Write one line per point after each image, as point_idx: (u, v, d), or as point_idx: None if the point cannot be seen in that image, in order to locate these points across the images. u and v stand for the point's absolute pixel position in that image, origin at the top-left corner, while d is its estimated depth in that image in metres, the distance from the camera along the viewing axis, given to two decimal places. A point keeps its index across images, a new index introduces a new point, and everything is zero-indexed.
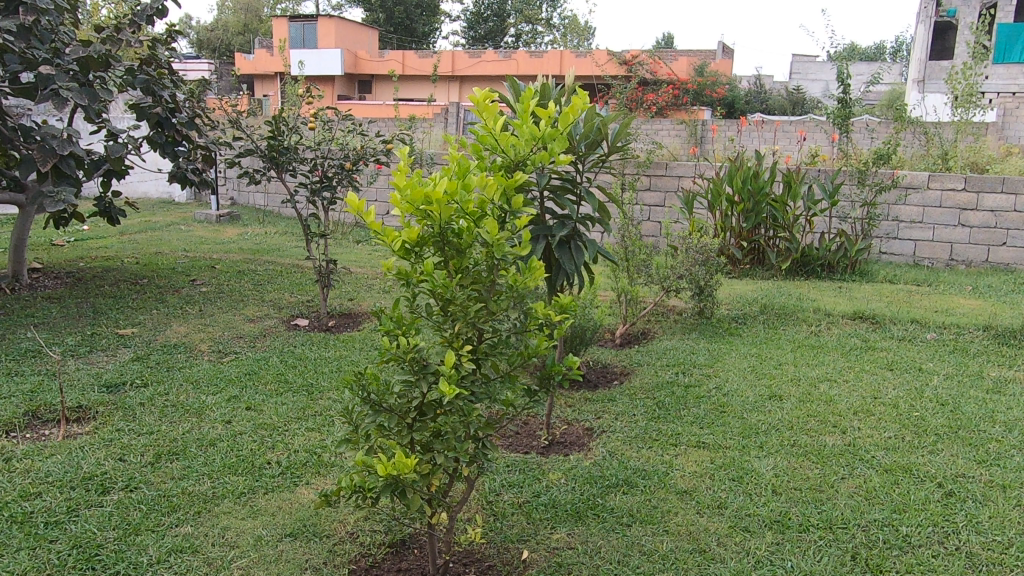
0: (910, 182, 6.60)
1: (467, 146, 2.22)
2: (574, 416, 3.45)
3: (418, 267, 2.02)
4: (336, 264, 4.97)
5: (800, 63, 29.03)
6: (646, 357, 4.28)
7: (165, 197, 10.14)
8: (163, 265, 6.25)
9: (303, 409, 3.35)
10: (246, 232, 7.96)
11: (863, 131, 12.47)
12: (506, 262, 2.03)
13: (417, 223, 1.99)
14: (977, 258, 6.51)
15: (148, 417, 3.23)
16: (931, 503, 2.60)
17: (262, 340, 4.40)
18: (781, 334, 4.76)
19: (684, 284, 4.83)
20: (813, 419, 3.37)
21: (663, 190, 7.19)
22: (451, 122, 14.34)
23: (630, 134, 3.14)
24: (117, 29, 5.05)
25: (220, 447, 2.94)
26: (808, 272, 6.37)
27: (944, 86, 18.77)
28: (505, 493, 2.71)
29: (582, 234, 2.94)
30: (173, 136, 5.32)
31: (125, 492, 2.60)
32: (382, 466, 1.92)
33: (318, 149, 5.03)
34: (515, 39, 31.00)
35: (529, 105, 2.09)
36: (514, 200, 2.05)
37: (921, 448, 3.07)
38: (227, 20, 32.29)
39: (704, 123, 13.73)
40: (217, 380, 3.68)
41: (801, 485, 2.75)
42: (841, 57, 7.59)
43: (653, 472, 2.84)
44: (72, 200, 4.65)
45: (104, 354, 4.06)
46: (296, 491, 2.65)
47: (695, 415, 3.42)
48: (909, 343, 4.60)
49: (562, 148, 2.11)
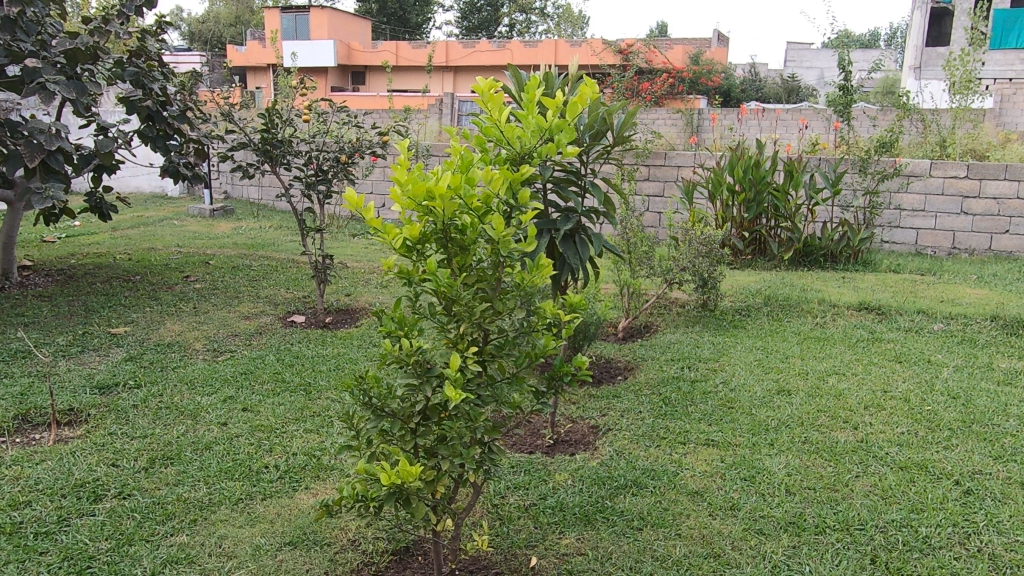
0: (912, 169, 6.51)
1: (469, 138, 2.12)
2: (578, 414, 3.37)
3: (420, 265, 1.94)
4: (332, 259, 4.87)
5: (795, 51, 28.99)
6: (651, 351, 4.21)
7: (158, 191, 10.04)
8: (156, 261, 6.15)
9: (301, 409, 3.26)
10: (240, 227, 7.86)
11: (863, 118, 12.45)
12: (512, 259, 1.94)
13: (419, 220, 1.91)
14: (980, 246, 6.45)
15: (142, 420, 3.14)
16: (949, 502, 2.53)
17: (258, 338, 4.31)
18: (786, 326, 4.68)
19: (688, 276, 4.74)
20: (823, 415, 3.29)
21: (662, 180, 7.10)
22: (445, 114, 14.29)
23: (636, 124, 3.08)
24: (105, 21, 4.91)
25: (216, 451, 2.86)
26: (811, 262, 6.30)
27: (940, 72, 18.75)
28: (510, 496, 2.63)
29: (587, 228, 2.87)
30: (164, 129, 5.18)
31: (119, 500, 2.51)
32: (385, 474, 1.84)
33: (313, 142, 4.90)
34: (509, 29, 30.87)
35: (536, 94, 1.99)
36: (520, 195, 1.95)
37: (935, 444, 3.00)
38: (219, 12, 32.07)
39: (701, 111, 13.70)
40: (212, 380, 3.59)
41: (815, 484, 2.67)
42: (842, 44, 7.50)
43: (662, 472, 2.76)
44: (61, 196, 4.51)
45: (96, 354, 3.97)
46: (295, 497, 2.56)
47: (703, 411, 3.35)
48: (916, 334, 4.53)
49: (570, 140, 1.99)
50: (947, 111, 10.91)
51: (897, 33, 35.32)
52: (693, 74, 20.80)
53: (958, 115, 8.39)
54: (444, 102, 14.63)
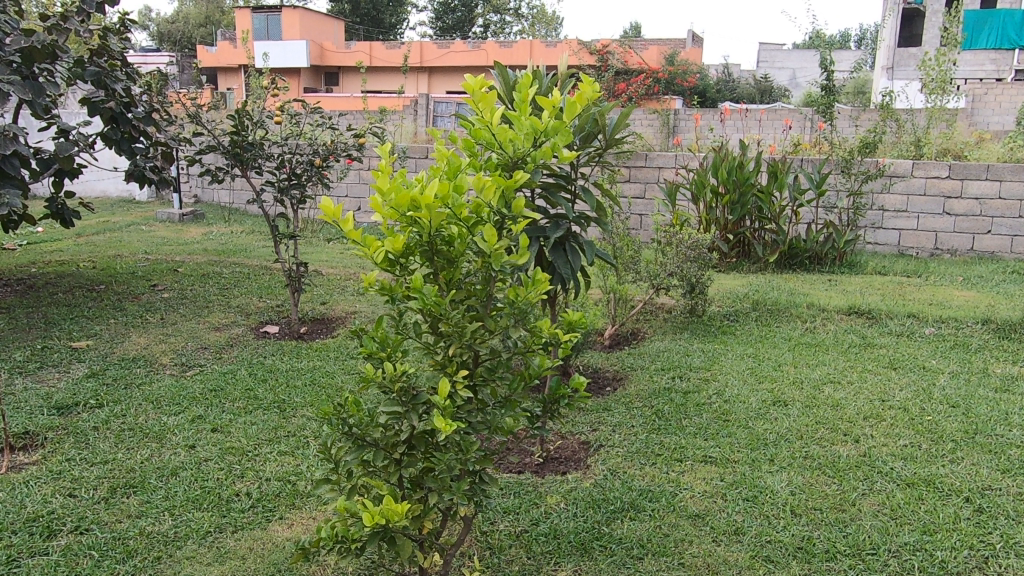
0: (894, 170, 6.44)
1: (456, 141, 1.96)
2: (568, 429, 3.21)
3: (404, 281, 1.78)
4: (306, 266, 4.67)
5: (768, 51, 29.10)
6: (639, 360, 4.07)
7: (125, 195, 9.76)
8: (122, 269, 5.90)
9: (275, 429, 3.07)
10: (210, 232, 7.62)
11: (844, 118, 12.43)
12: (504, 272, 1.78)
13: (402, 230, 1.74)
14: (962, 247, 6.39)
15: (103, 443, 2.93)
16: (962, 522, 2.41)
17: (229, 350, 4.10)
18: (776, 332, 4.56)
19: (675, 281, 4.59)
20: (822, 428, 3.16)
21: (643, 182, 6.98)
22: (420, 116, 14.13)
23: (628, 126, 2.96)
24: (64, 18, 4.64)
25: (183, 478, 2.66)
26: (796, 264, 6.18)
27: (912, 71, 18.89)
28: (500, 522, 2.46)
29: (577, 235, 2.78)
30: (129, 132, 4.95)
31: (75, 536, 2.31)
32: (368, 514, 1.66)
33: (285, 144, 4.70)
34: (483, 29, 30.65)
35: (529, 94, 1.83)
36: (514, 203, 1.78)
37: (941, 458, 2.87)
38: (188, 13, 31.53)
39: (680, 113, 13.67)
40: (179, 399, 3.38)
41: (820, 504, 2.53)
42: (823, 43, 7.39)
43: (660, 494, 2.61)
44: (17, 203, 4.26)
45: (55, 371, 3.74)
46: (268, 529, 2.37)
47: (698, 425, 3.20)
48: (908, 339, 4.42)
49: (567, 143, 1.83)
50: (924, 110, 10.92)
51: (870, 34, 35.81)
52: (668, 75, 20.73)
53: (934, 115, 8.38)
54: (419, 103, 14.43)
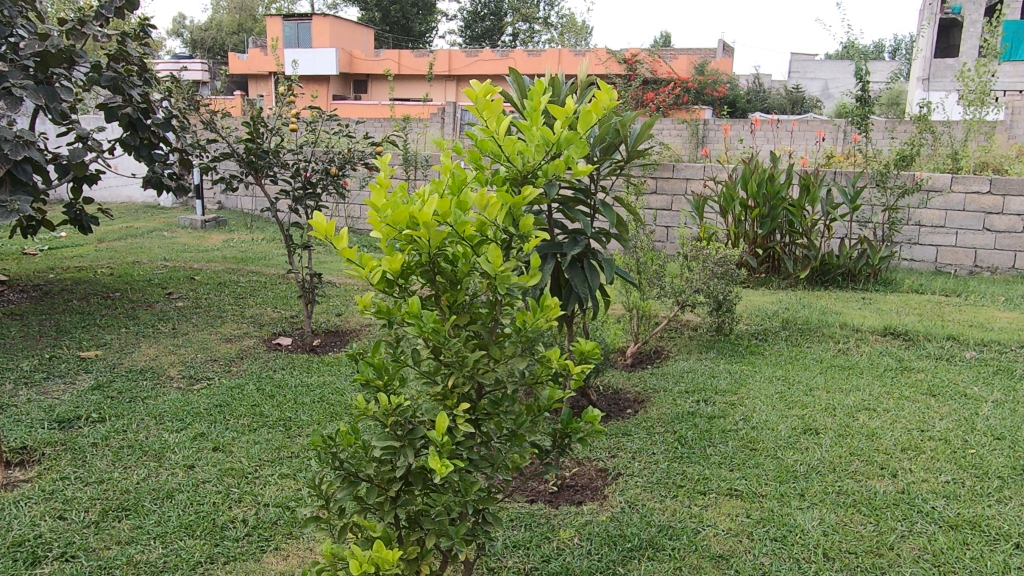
0: (932, 184, 6.19)
1: (463, 152, 1.81)
2: (585, 454, 3.05)
3: (403, 303, 1.63)
4: (321, 278, 4.54)
5: (799, 62, 28.74)
6: (662, 381, 3.88)
7: (149, 200, 9.78)
8: (139, 276, 5.84)
9: (278, 449, 2.94)
10: (231, 239, 7.56)
11: (878, 129, 12.11)
12: (511, 296, 1.63)
13: (401, 249, 1.59)
14: (1003, 264, 6.12)
15: (100, 462, 2.82)
16: (1012, 571, 2.21)
17: (239, 363, 4.00)
18: (807, 353, 4.35)
19: (702, 298, 4.40)
20: (857, 460, 2.96)
21: (670, 193, 6.80)
22: (446, 123, 14.06)
23: (651, 136, 2.80)
24: (81, 23, 4.58)
25: (178, 501, 2.54)
26: (828, 281, 5.95)
27: (949, 82, 18.47)
28: (508, 558, 2.31)
29: (596, 253, 2.65)
30: (148, 139, 4.87)
31: (59, 563, 2.20)
32: (355, 562, 1.51)
33: (301, 152, 4.60)
34: (512, 38, 30.55)
35: (540, 101, 1.68)
36: (523, 221, 1.63)
37: (987, 497, 2.67)
38: (221, 20, 31.85)
39: (708, 123, 13.45)
40: (183, 415, 3.27)
41: (856, 547, 2.35)
42: (859, 52, 7.13)
43: (681, 531, 2.43)
44: (28, 209, 4.17)
45: (61, 382, 3.65)
46: (262, 561, 2.24)
47: (723, 453, 3.02)
48: (947, 363, 4.20)
49: (581, 154, 1.68)
50: (961, 123, 10.58)
51: (903, 45, 35.36)
52: (698, 85, 20.50)
53: (973, 128, 8.08)
54: (446, 111, 14.35)
